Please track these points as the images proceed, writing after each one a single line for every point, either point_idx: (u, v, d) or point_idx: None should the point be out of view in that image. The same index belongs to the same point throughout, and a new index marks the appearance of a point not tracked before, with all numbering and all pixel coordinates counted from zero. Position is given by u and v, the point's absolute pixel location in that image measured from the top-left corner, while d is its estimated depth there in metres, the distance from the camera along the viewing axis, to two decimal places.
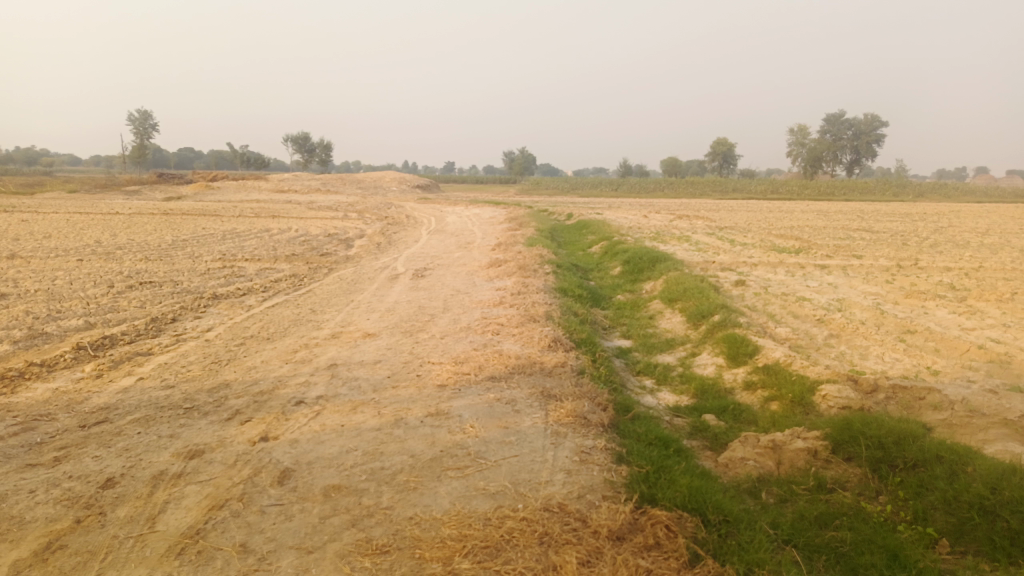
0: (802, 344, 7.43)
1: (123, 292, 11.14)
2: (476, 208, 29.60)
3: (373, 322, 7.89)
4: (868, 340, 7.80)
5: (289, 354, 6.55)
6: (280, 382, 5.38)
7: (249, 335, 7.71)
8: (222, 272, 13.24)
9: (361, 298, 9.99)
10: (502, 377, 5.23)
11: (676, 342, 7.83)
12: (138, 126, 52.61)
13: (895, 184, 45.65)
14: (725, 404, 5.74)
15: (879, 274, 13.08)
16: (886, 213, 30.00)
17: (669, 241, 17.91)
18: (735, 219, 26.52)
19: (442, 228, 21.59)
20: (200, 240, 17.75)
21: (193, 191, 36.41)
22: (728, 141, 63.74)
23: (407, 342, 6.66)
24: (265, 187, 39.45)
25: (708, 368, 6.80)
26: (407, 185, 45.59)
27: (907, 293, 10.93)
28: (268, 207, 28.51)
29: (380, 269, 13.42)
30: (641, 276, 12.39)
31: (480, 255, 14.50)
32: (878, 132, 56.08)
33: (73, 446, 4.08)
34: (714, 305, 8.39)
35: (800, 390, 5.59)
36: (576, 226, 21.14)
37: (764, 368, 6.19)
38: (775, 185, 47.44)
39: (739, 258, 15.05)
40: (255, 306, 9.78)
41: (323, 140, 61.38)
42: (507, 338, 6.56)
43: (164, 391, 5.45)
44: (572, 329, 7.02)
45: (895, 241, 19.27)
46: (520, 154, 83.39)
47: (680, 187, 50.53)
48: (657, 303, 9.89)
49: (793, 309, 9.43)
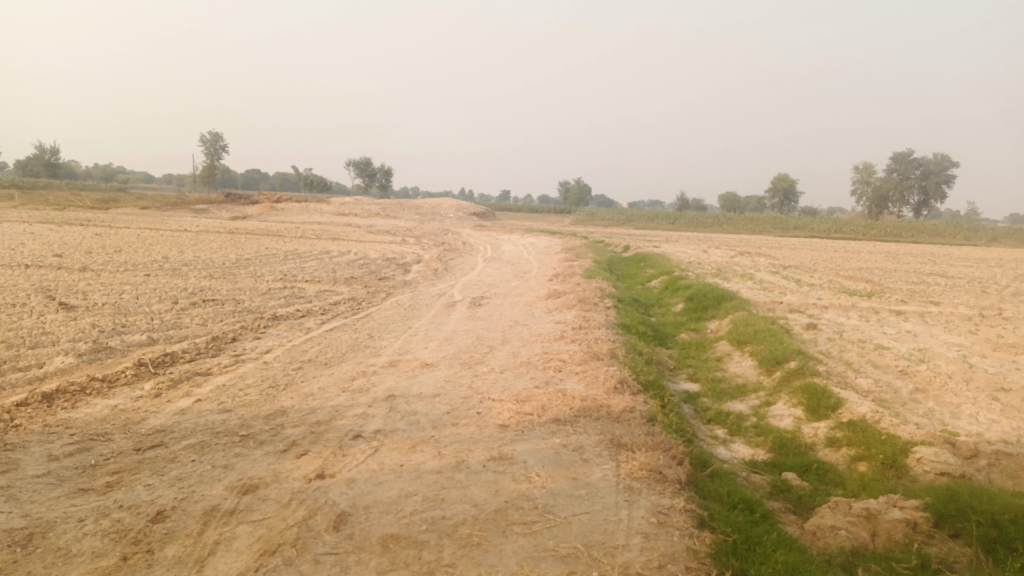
0: (886, 398, 6.92)
1: (186, 309, 11.27)
2: (532, 237, 29.48)
3: (431, 352, 7.69)
4: (958, 396, 7.23)
5: (346, 381, 6.40)
6: (336, 412, 5.20)
7: (306, 359, 7.60)
8: (282, 292, 13.31)
9: (419, 325, 9.85)
10: (568, 421, 4.94)
11: (747, 388, 7.42)
12: (210, 147, 54.53)
13: (968, 228, 43.75)
14: (806, 462, 5.33)
15: (960, 323, 12.32)
16: (960, 258, 28.67)
17: (732, 279, 17.37)
18: (799, 258, 25.67)
19: (498, 256, 21.47)
20: (262, 260, 17.99)
21: (257, 211, 37.25)
22: (789, 178, 62.43)
23: (467, 375, 6.44)
24: (327, 209, 40.24)
25: (784, 420, 6.37)
26: (464, 211, 45.92)
27: (994, 345, 10.22)
28: (330, 229, 29.01)
29: (437, 296, 13.29)
30: (705, 314, 11.94)
31: (538, 286, 14.28)
32: (949, 174, 54.10)
33: (126, 471, 3.96)
34: (789, 350, 7.94)
35: (892, 450, 5.13)
36: (634, 259, 20.74)
37: (849, 424, 5.75)
38: (839, 225, 46.08)
39: (808, 300, 14.42)
40: (313, 328, 9.74)
41: (385, 165, 62.51)
42: (571, 376, 6.28)
43: (219, 416, 5.33)
44: (639, 370, 6.69)
45: (973, 287, 18.29)
46: (577, 184, 83.31)
47: (739, 224, 49.52)
48: (724, 345, 9.45)
49: (872, 359, 8.87)
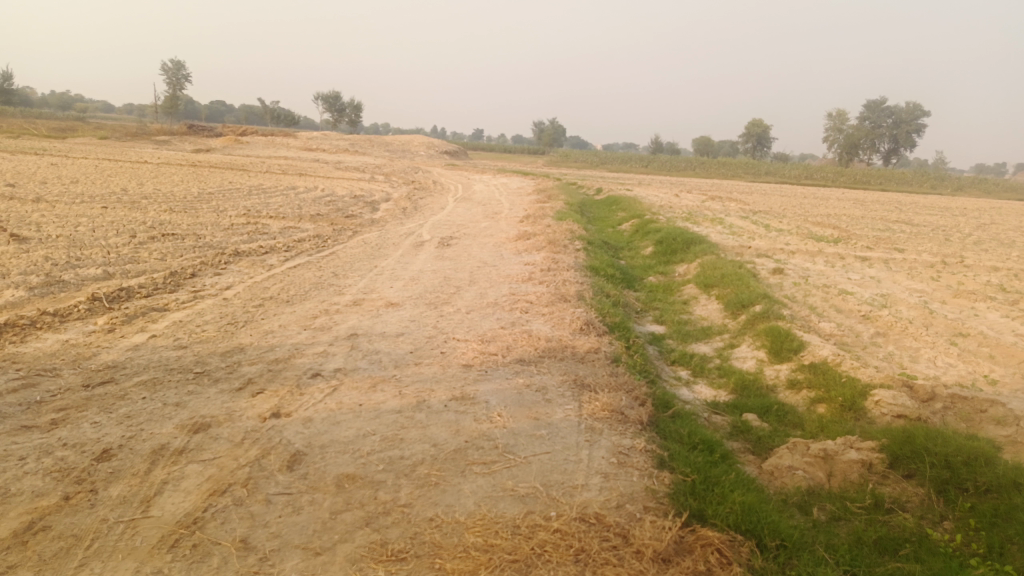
0: (848, 342, 7.00)
1: (145, 243, 10.93)
2: (504, 177, 29.11)
3: (396, 291, 7.56)
4: (917, 341, 7.34)
5: (308, 319, 6.26)
6: (296, 351, 5.07)
7: (268, 296, 7.42)
8: (245, 228, 12.98)
9: (385, 264, 9.67)
10: (532, 361, 4.88)
11: (712, 331, 7.45)
12: (171, 76, 52.43)
13: (935, 177, 44.25)
14: (767, 403, 5.37)
15: (923, 270, 12.48)
16: (926, 206, 29.04)
17: (702, 223, 17.35)
18: (769, 203, 25.75)
19: (469, 195, 21.17)
20: (225, 195, 17.48)
21: (222, 145, 36.14)
22: (762, 123, 62.24)
23: (432, 315, 6.34)
24: (294, 144, 39.19)
25: (747, 362, 6.41)
26: (435, 149, 45.10)
27: (955, 292, 10.38)
28: (297, 165, 28.29)
29: (405, 235, 13.06)
30: (674, 258, 11.93)
31: (508, 226, 14.11)
32: (919, 122, 54.37)
33: (73, 408, 3.82)
34: (755, 293, 7.96)
35: (851, 393, 5.19)
36: (605, 202, 20.60)
37: (810, 367, 5.80)
38: (809, 171, 46.28)
39: (776, 245, 14.48)
40: (276, 265, 9.51)
41: (354, 100, 60.82)
42: (537, 317, 6.21)
43: (175, 353, 5.18)
44: (605, 311, 6.65)
45: (936, 235, 18.56)
46: (550, 124, 82.17)
47: (711, 168, 49.45)
48: (691, 288, 9.45)
49: (836, 303, 8.94)
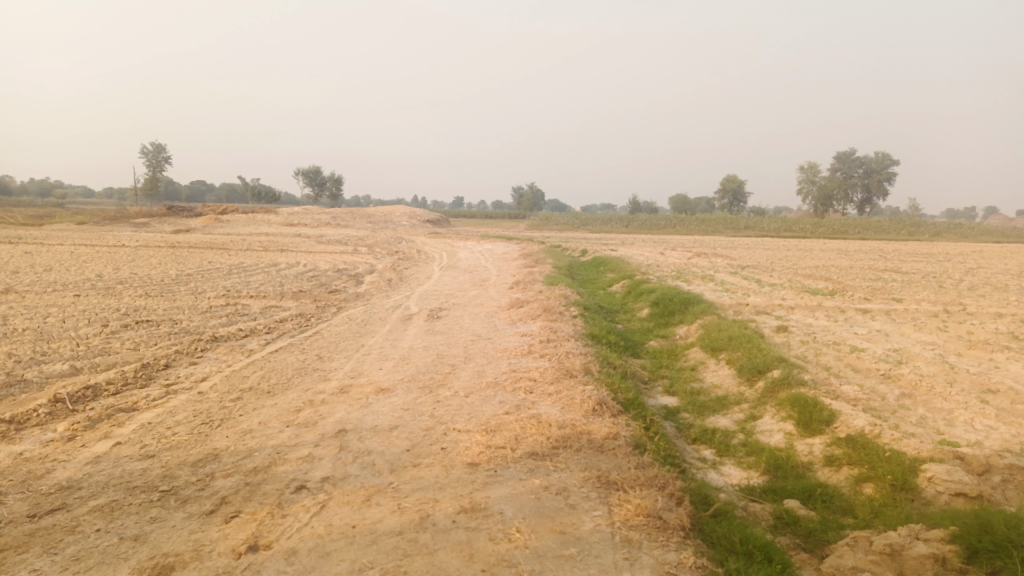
0: (875, 407, 6.49)
1: (117, 332, 10.30)
2: (488, 243, 28.93)
3: (387, 374, 6.98)
4: (948, 400, 6.85)
5: (292, 413, 5.67)
6: (278, 456, 4.47)
7: (247, 387, 6.82)
8: (225, 310, 12.40)
9: (373, 343, 9.12)
10: (546, 455, 4.32)
11: (729, 401, 6.93)
12: (151, 159, 52.45)
13: (911, 223, 44.71)
14: (808, 486, 4.82)
15: (928, 321, 12.09)
16: (909, 253, 29.04)
17: (693, 281, 16.97)
18: (754, 257, 25.59)
19: (454, 264, 20.79)
20: (204, 275, 16.96)
21: (201, 224, 35.79)
22: (737, 179, 63.16)
23: (428, 401, 5.77)
24: (276, 220, 38.97)
25: (775, 436, 5.87)
26: (417, 219, 45.07)
27: (968, 343, 9.92)
28: (278, 241, 27.87)
29: (392, 309, 12.55)
30: (673, 320, 11.48)
31: (498, 295, 13.64)
32: (889, 170, 55.31)
33: (10, 550, 3.19)
34: (770, 357, 7.47)
35: (900, 470, 4.67)
36: (593, 263, 20.26)
37: (848, 439, 5.27)
38: (788, 223, 46.65)
39: (773, 301, 14.09)
40: (257, 350, 8.92)
41: (334, 174, 61.12)
42: (544, 399, 5.65)
43: (139, 465, 4.55)
44: (616, 387, 6.12)
45: (929, 282, 18.31)
46: (529, 188, 82.95)
47: (691, 224, 49.75)
48: (697, 353, 8.96)
49: (851, 362, 8.46)
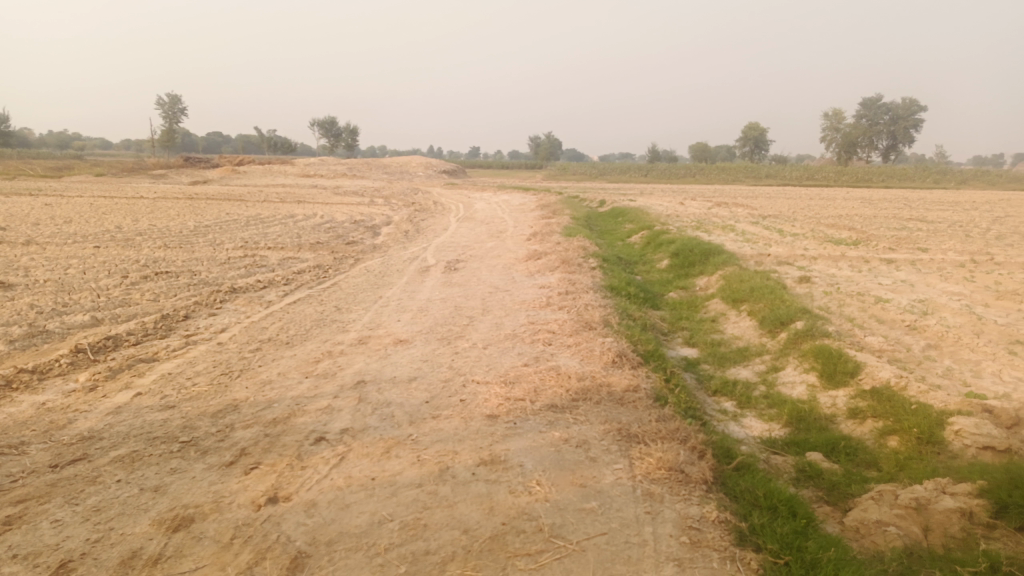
0: (900, 359, 6.37)
1: (137, 283, 10.35)
2: (505, 193, 28.66)
3: (405, 326, 6.95)
4: (976, 352, 6.71)
5: (310, 365, 5.66)
6: (297, 407, 4.47)
7: (266, 338, 6.83)
8: (243, 261, 12.41)
9: (390, 294, 9.08)
10: (565, 408, 4.27)
11: (750, 352, 6.84)
12: (167, 109, 52.20)
13: (937, 171, 43.68)
14: (831, 439, 4.77)
15: (954, 271, 11.83)
16: (934, 201, 28.41)
17: (713, 231, 16.72)
18: (775, 207, 25.16)
19: (471, 215, 20.64)
20: (222, 227, 16.96)
21: (219, 176, 35.77)
22: (759, 127, 61.79)
23: (446, 352, 5.74)
24: (292, 171, 38.82)
25: (797, 388, 5.79)
26: (434, 169, 44.71)
27: (997, 293, 9.70)
28: (294, 192, 27.79)
29: (409, 260, 12.50)
30: (693, 271, 11.33)
31: (515, 246, 13.53)
32: (916, 117, 53.80)
33: (34, 500, 3.21)
34: (792, 308, 7.34)
35: (927, 423, 4.58)
36: (611, 214, 20.01)
37: (873, 392, 5.18)
38: (810, 171, 45.75)
39: (795, 251, 13.85)
40: (275, 302, 8.92)
41: (349, 124, 60.56)
42: (563, 351, 5.60)
43: (160, 416, 4.57)
44: (636, 339, 6.05)
45: (955, 232, 17.92)
46: (546, 137, 81.77)
47: (711, 173, 48.94)
48: (718, 304, 8.84)
49: (875, 314, 8.31)
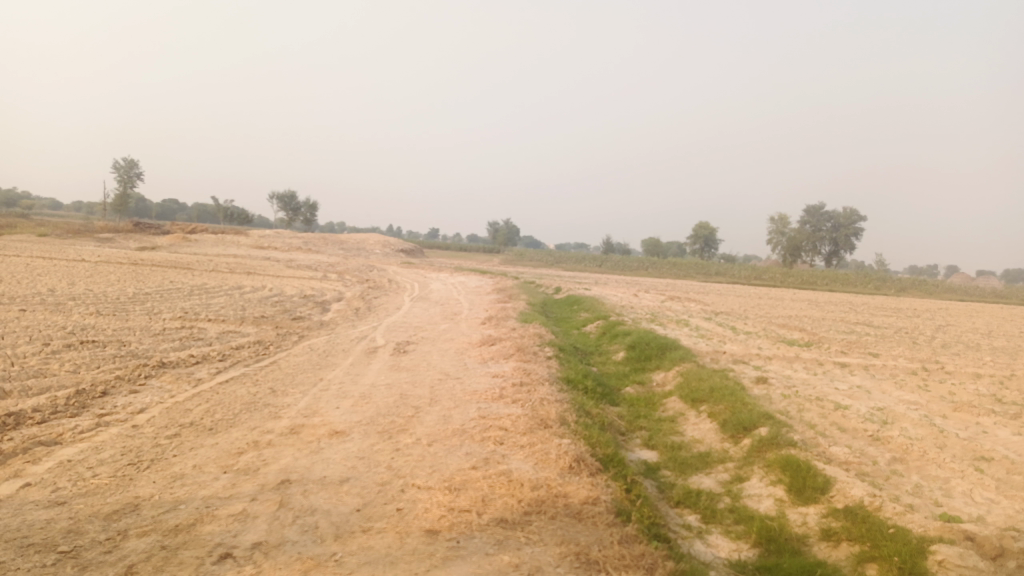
0: (868, 473, 6.04)
1: (58, 352, 9.52)
2: (461, 275, 28.42)
3: (344, 414, 6.38)
4: (943, 468, 6.44)
5: (231, 457, 5.04)
6: (207, 511, 3.86)
7: (187, 422, 6.16)
8: (179, 333, 11.65)
9: (332, 377, 8.49)
10: (517, 523, 3.77)
11: (712, 458, 6.44)
12: (122, 173, 51.28)
13: (877, 277, 45.24)
14: (805, 565, 4.35)
15: (907, 378, 11.79)
16: (878, 306, 29.12)
17: (668, 325, 16.60)
18: (726, 304, 25.39)
19: (425, 295, 20.21)
20: (163, 295, 16.15)
21: (168, 242, 34.82)
22: (709, 225, 63.72)
23: (386, 449, 5.19)
24: (245, 242, 38.07)
25: (763, 502, 5.38)
26: (391, 248, 44.49)
27: (953, 404, 9.59)
28: (245, 263, 27.07)
29: (357, 340, 11.93)
30: (649, 365, 11.03)
31: (469, 330, 13.11)
32: (857, 225, 56.15)
33: None
34: (755, 412, 7.02)
35: (907, 551, 4.19)
36: (566, 301, 19.81)
37: (846, 511, 4.81)
38: (758, 271, 46.91)
39: (749, 350, 13.73)
40: (206, 380, 8.23)
41: (309, 198, 60.38)
42: (515, 452, 5.11)
43: (44, 514, 3.90)
44: (595, 440, 5.61)
45: (902, 338, 18.17)
46: (504, 223, 82.82)
47: (663, 268, 49.84)
48: (675, 402, 8.50)
49: (836, 420, 8.05)
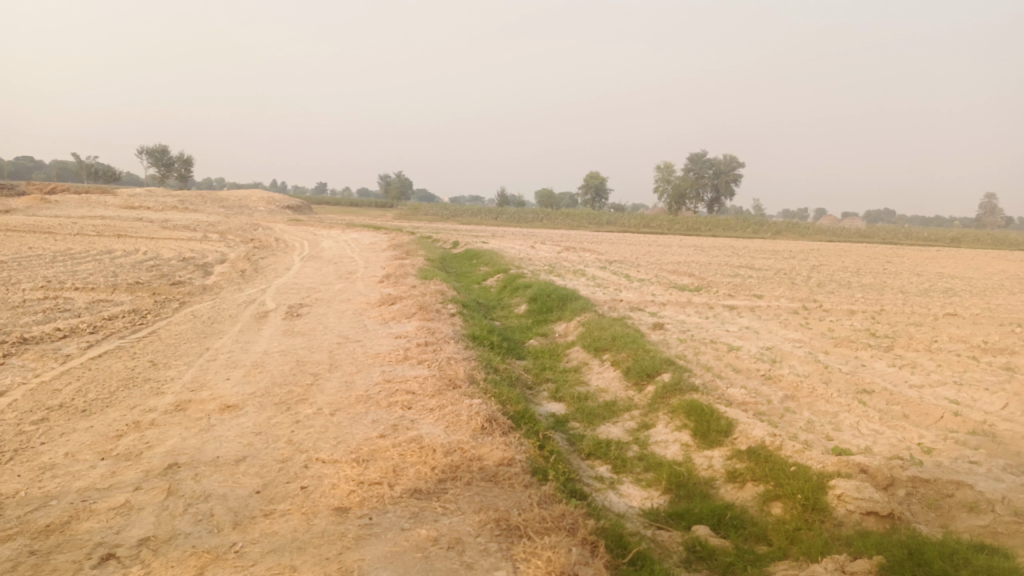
0: (765, 413, 6.26)
1: None
2: (354, 232, 27.54)
3: (236, 386, 5.96)
4: (831, 402, 6.79)
5: (109, 442, 4.56)
6: (84, 506, 3.45)
7: (56, 405, 5.55)
8: (42, 305, 10.58)
9: (221, 346, 7.94)
10: (432, 493, 3.60)
11: (619, 407, 6.49)
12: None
13: (755, 222, 47.58)
14: (715, 509, 4.45)
15: (791, 318, 12.42)
16: (758, 250, 30.65)
17: (566, 276, 16.72)
18: (619, 253, 25.97)
19: (317, 254, 19.42)
20: (21, 263, 14.64)
21: (23, 204, 31.67)
22: (599, 175, 64.72)
23: (286, 422, 4.86)
24: (113, 202, 35.25)
25: (671, 448, 5.46)
26: (277, 205, 42.51)
27: (833, 340, 10.18)
28: (116, 225, 25.05)
29: (245, 304, 11.27)
30: (550, 317, 11.05)
31: (366, 289, 12.67)
32: (736, 172, 58.63)
33: None
34: (657, 359, 7.13)
35: (810, 487, 4.34)
36: (464, 255, 19.58)
37: (749, 451, 4.94)
38: (647, 219, 48.24)
39: (645, 297, 14.03)
40: (76, 356, 7.49)
41: (183, 154, 56.56)
42: (424, 416, 4.91)
43: None
44: (504, 397, 5.49)
45: (782, 279, 19.17)
46: (395, 177, 80.95)
47: (557, 219, 50.36)
48: (579, 352, 8.54)
49: (731, 362, 8.34)
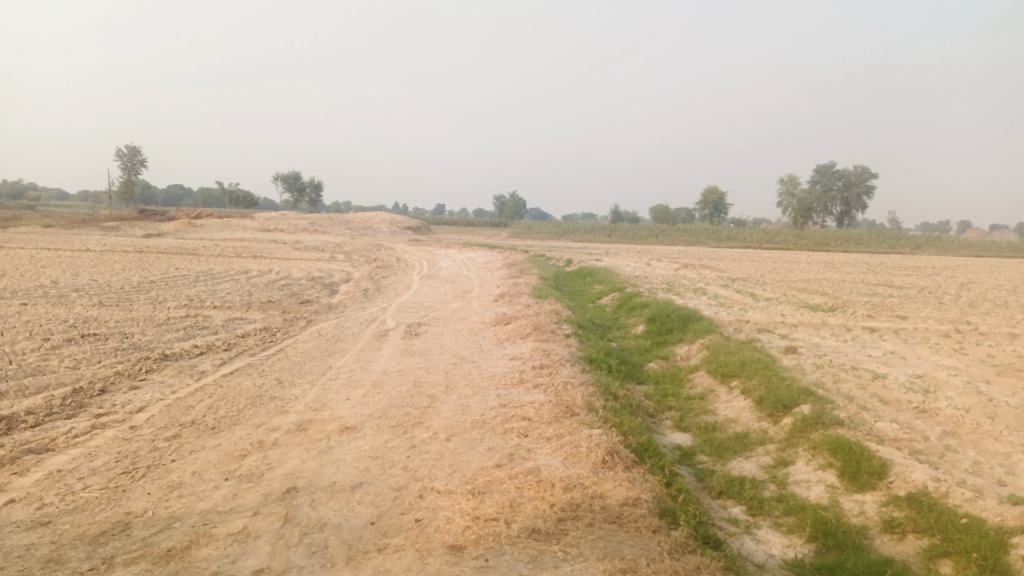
0: (921, 451, 5.58)
1: (58, 346, 9.13)
2: (471, 251, 27.97)
3: (355, 407, 5.96)
4: (1000, 440, 5.97)
5: (233, 462, 4.62)
6: (204, 530, 3.44)
7: (188, 421, 5.75)
8: (184, 323, 11.24)
9: (343, 365, 8.06)
10: (552, 534, 3.35)
11: (751, 440, 5.99)
12: (126, 160, 50.84)
13: (891, 236, 44.40)
14: (872, 564, 3.92)
15: (942, 342, 11.26)
16: (897, 266, 28.47)
17: (686, 294, 16.09)
18: (742, 270, 24.83)
19: (435, 273, 19.76)
20: (168, 283, 15.76)
21: (174, 228, 34.42)
22: (718, 189, 62.54)
23: (402, 446, 4.76)
24: (251, 225, 37.68)
25: (814, 490, 4.93)
26: (398, 225, 44.01)
27: (996, 368, 9.09)
28: (253, 246, 26.68)
29: (367, 323, 11.52)
30: (671, 338, 10.57)
31: (482, 308, 12.66)
32: (869, 184, 55.11)
33: None
34: (792, 387, 6.56)
35: (987, 545, 3.75)
36: (580, 273, 19.30)
37: (909, 499, 4.36)
38: (771, 234, 46.13)
39: (773, 318, 13.20)
40: (209, 373, 7.82)
41: (313, 179, 59.83)
42: (541, 446, 4.67)
43: (24, 536, 3.47)
44: (626, 428, 5.16)
45: (927, 298, 17.59)
46: (510, 196, 82.01)
47: (675, 235, 49.10)
48: (703, 378, 8.05)
49: (877, 392, 7.57)
